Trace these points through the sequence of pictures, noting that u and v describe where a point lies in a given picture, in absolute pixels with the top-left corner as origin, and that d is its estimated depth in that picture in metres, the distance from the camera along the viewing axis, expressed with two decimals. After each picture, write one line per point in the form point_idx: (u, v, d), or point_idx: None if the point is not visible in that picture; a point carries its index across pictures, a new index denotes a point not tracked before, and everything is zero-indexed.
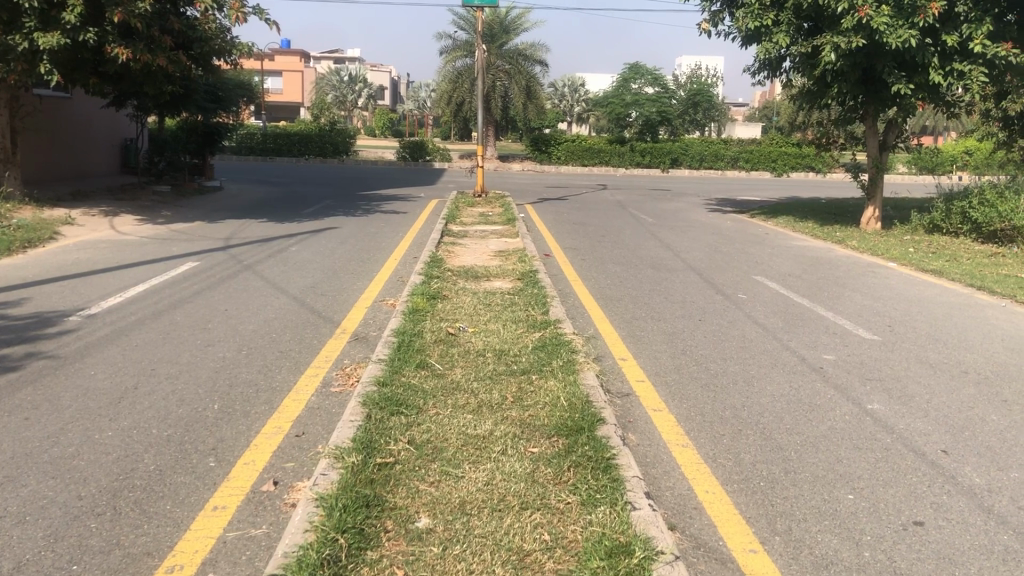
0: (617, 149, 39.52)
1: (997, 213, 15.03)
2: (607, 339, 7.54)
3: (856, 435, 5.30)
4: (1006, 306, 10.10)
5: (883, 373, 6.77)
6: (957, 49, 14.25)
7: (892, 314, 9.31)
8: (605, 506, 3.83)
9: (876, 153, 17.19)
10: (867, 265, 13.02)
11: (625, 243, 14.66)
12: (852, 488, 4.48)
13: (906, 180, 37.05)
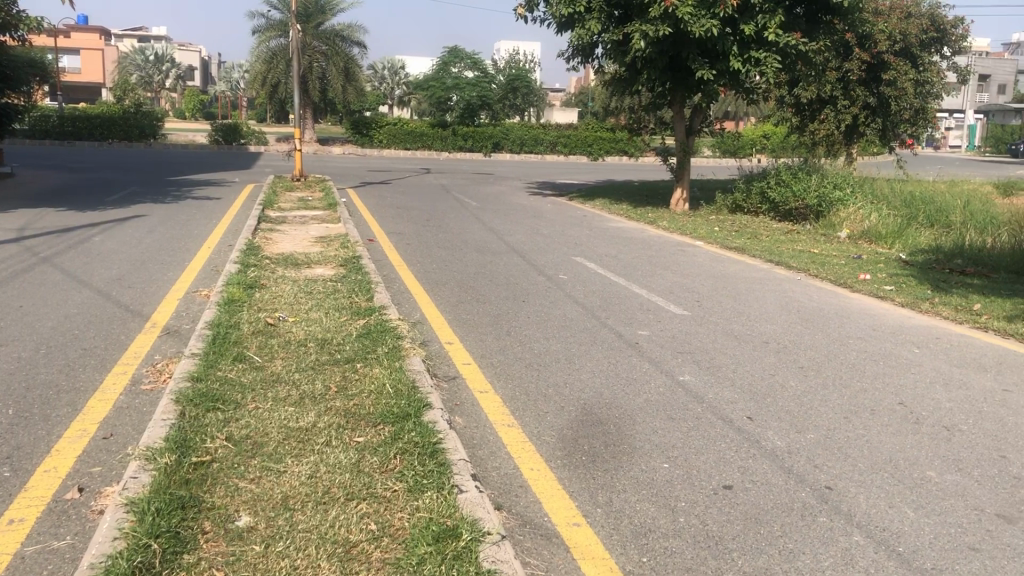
0: (440, 133, 39.58)
1: (792, 193, 16.14)
2: (432, 323, 7.55)
3: (670, 406, 5.57)
4: (802, 280, 10.88)
5: (693, 346, 7.14)
6: (754, 37, 15.10)
7: (700, 290, 9.82)
8: (432, 491, 3.83)
9: (684, 137, 18.05)
10: (677, 244, 13.69)
11: (448, 226, 14.70)
12: (667, 457, 4.69)
13: (711, 163, 39.21)
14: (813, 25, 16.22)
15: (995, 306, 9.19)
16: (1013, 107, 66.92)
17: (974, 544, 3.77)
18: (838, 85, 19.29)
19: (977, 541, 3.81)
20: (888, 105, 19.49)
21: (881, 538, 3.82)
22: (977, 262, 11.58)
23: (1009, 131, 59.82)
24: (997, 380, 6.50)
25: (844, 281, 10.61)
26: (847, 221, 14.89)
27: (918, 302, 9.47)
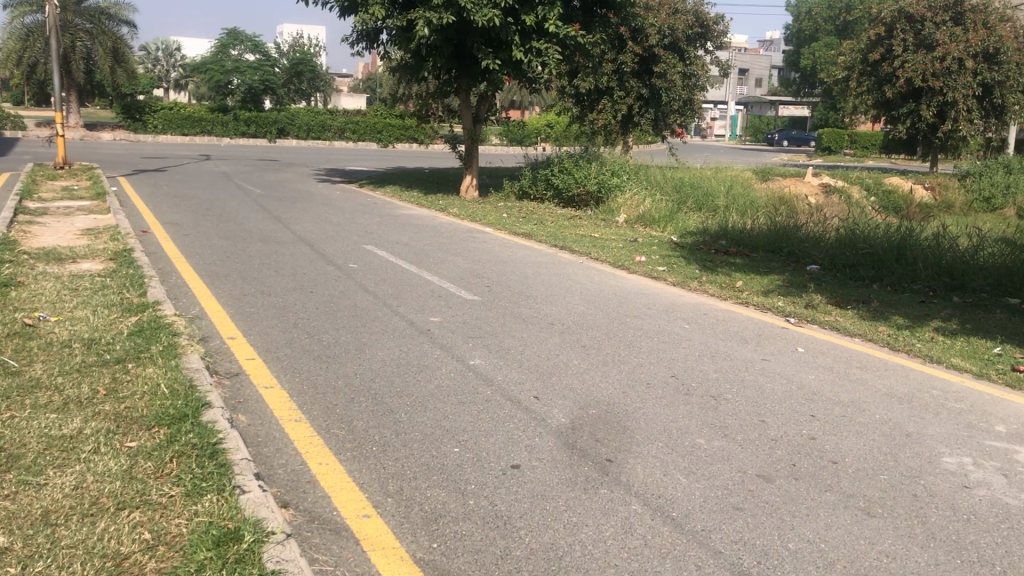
0: (219, 118, 38.10)
1: (574, 180, 16.77)
2: (214, 318, 7.22)
3: (460, 390, 5.64)
4: (585, 263, 11.31)
5: (482, 330, 7.26)
6: (534, 28, 15.54)
7: (489, 275, 9.98)
8: (211, 494, 3.67)
9: (471, 124, 18.26)
10: (467, 230, 13.85)
11: (231, 215, 14.10)
12: (458, 441, 4.74)
13: (498, 151, 39.97)
14: (589, 17, 16.88)
15: (756, 282, 9.98)
16: (769, 99, 72.79)
17: (738, 504, 4.09)
18: (614, 76, 20.27)
19: (741, 500, 4.13)
20: (659, 96, 20.74)
21: (658, 505, 4.05)
22: (739, 242, 12.53)
23: (766, 122, 65.17)
24: (757, 350, 7.07)
25: (623, 263, 11.15)
26: (625, 206, 15.64)
27: (689, 281, 10.11)
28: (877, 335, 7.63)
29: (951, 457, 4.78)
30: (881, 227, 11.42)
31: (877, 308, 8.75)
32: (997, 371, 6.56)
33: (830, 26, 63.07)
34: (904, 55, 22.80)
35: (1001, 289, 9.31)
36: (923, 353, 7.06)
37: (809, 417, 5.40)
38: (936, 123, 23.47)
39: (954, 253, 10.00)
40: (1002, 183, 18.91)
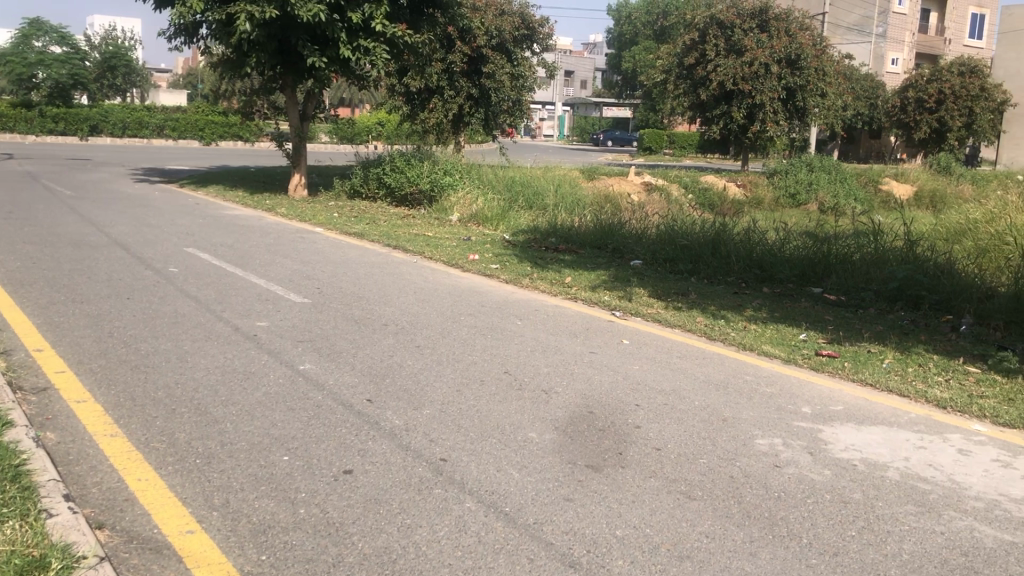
0: (23, 115, 35.40)
1: (407, 178, 16.71)
2: (17, 329, 6.70)
3: (289, 396, 5.49)
4: (417, 262, 11.28)
5: (313, 333, 7.10)
6: (361, 26, 15.34)
7: (319, 277, 9.77)
8: (13, 520, 3.41)
9: (298, 122, 17.82)
10: (296, 231, 13.52)
11: (36, 218, 13.13)
12: (287, 449, 4.62)
13: (327, 150, 39.27)
14: (416, 16, 16.84)
15: (584, 277, 10.28)
16: (594, 100, 75.13)
17: (568, 495, 4.19)
18: (443, 75, 20.29)
19: (571, 491, 4.24)
20: (488, 96, 20.97)
21: (491, 501, 4.09)
22: (568, 239, 12.87)
23: (592, 122, 67.24)
24: (585, 344, 7.27)
25: (456, 262, 11.21)
26: (457, 205, 15.72)
27: (521, 278, 10.29)
28: (696, 326, 8.02)
29: (763, 438, 5.08)
30: (698, 223, 12.00)
31: (696, 300, 9.19)
32: (803, 355, 7.04)
33: (649, 30, 65.84)
34: (716, 59, 24.18)
35: (806, 279, 10.00)
36: (737, 342, 7.48)
37: (634, 407, 5.61)
38: (746, 125, 24.92)
39: (764, 247, 10.65)
40: (805, 181, 20.31)
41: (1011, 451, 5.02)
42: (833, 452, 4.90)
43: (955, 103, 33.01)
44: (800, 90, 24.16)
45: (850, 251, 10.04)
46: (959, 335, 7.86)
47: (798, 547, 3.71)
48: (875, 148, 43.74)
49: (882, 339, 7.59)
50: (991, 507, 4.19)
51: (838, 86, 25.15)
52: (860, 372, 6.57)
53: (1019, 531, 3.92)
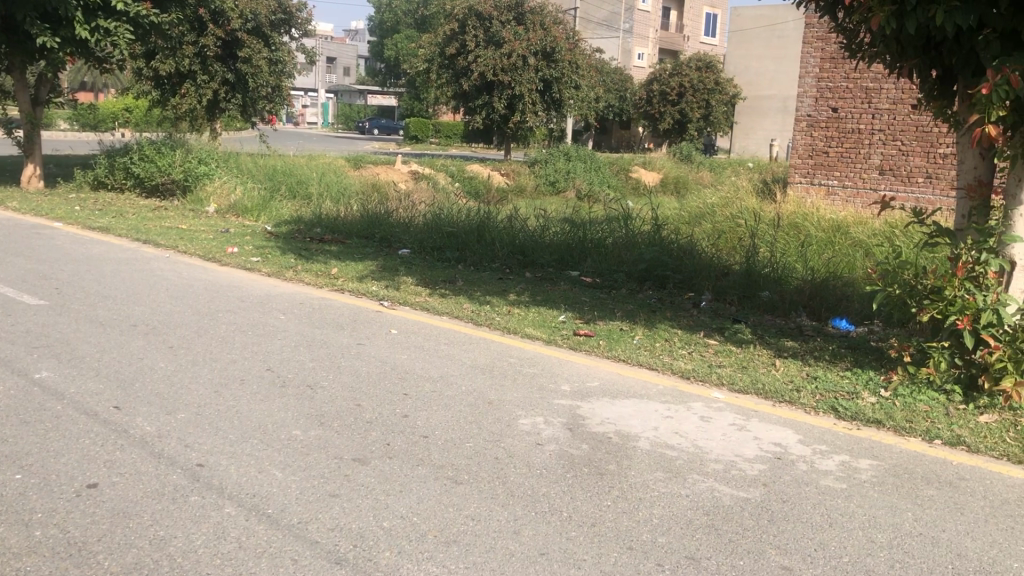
0: None
1: (157, 168, 15.70)
2: None
3: (22, 408, 4.99)
4: (171, 257, 10.63)
5: (51, 338, 6.51)
6: (99, 5, 14.20)
7: (59, 276, 8.97)
8: None
9: (29, 107, 16.22)
10: (30, 227, 12.31)
11: None
12: (21, 467, 4.20)
13: (65, 138, 36.15)
14: None
15: (350, 268, 10.12)
16: (356, 89, 74.21)
17: (334, 490, 4.11)
18: (195, 59, 19.23)
19: (338, 486, 4.16)
20: (246, 81, 20.14)
21: (253, 504, 3.93)
22: (333, 230, 12.63)
23: (356, 110, 66.45)
24: (351, 335, 7.17)
25: (213, 256, 10.66)
26: (214, 195, 15.00)
27: (284, 270, 9.97)
28: (462, 312, 8.14)
29: (525, 419, 5.24)
30: (463, 210, 12.17)
31: (462, 286, 9.32)
32: (562, 336, 7.33)
33: (409, 19, 65.87)
34: (476, 50, 24.56)
35: (564, 263, 10.44)
36: (501, 325, 7.66)
37: (402, 396, 5.61)
38: (506, 115, 25.54)
39: (526, 233, 10.99)
40: (563, 169, 21.09)
41: (745, 414, 5.49)
42: (590, 427, 5.14)
43: (695, 95, 35.58)
44: (556, 82, 25.13)
45: (604, 236, 10.52)
46: (699, 310, 8.50)
47: (559, 522, 3.86)
48: (626, 138, 46.31)
49: (633, 317, 8.06)
50: (728, 468, 4.56)
51: (590, 79, 26.36)
52: (614, 349, 6.94)
53: (753, 487, 4.29)
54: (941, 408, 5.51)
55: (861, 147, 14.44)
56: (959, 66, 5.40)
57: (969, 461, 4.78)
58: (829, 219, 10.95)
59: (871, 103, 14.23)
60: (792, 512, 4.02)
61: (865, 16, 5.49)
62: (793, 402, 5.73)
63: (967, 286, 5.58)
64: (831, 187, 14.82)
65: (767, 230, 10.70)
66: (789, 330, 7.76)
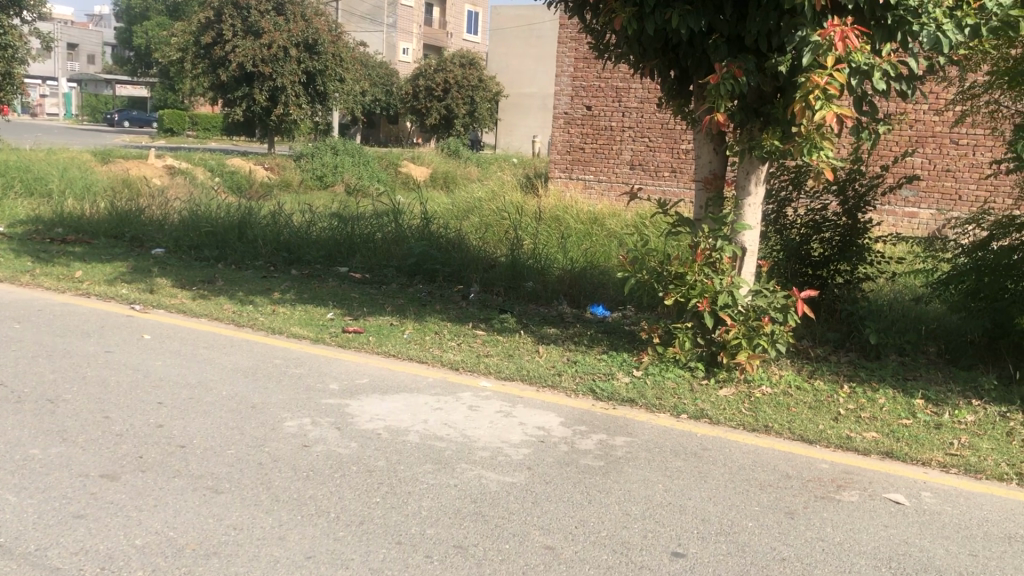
0: None
1: None
2: None
3: None
4: None
5: None
6: None
7: None
8: None
9: None
10: None
11: None
12: None
13: None
14: None
15: (97, 271, 9.38)
16: (103, 78, 69.16)
17: (78, 511, 3.80)
18: None
19: (82, 507, 3.85)
20: None
21: None
22: (77, 230, 11.69)
23: (102, 101, 61.86)
24: (98, 343, 6.65)
25: None
26: None
27: (19, 275, 9.09)
28: (223, 313, 7.79)
29: (292, 421, 5.10)
30: (222, 206, 11.62)
31: (223, 286, 8.92)
32: (331, 334, 7.19)
33: (160, 5, 62.15)
34: (233, 40, 23.50)
35: (332, 259, 10.27)
36: (266, 325, 7.40)
37: (156, 405, 5.28)
38: (269, 108, 24.65)
39: (290, 229, 10.69)
40: (330, 164, 20.72)
41: (510, 401, 5.64)
42: (358, 425, 5.08)
43: (460, 92, 36.68)
44: (320, 75, 24.80)
45: (372, 231, 10.43)
46: (467, 302, 8.64)
47: (326, 523, 3.78)
48: (394, 133, 46.19)
49: (402, 312, 8.05)
50: (496, 454, 4.67)
51: (355, 72, 26.08)
52: (383, 344, 6.90)
53: (517, 472, 4.42)
54: (687, 385, 5.97)
55: (613, 143, 15.26)
56: (694, 68, 5.80)
57: (712, 431, 5.19)
58: (587, 212, 11.48)
59: (621, 102, 15.08)
60: (554, 492, 4.17)
61: (611, 16, 5.78)
62: (555, 386, 5.96)
63: (706, 271, 6.03)
64: (588, 181, 15.55)
65: (530, 223, 11.05)
66: (552, 317, 8.08)
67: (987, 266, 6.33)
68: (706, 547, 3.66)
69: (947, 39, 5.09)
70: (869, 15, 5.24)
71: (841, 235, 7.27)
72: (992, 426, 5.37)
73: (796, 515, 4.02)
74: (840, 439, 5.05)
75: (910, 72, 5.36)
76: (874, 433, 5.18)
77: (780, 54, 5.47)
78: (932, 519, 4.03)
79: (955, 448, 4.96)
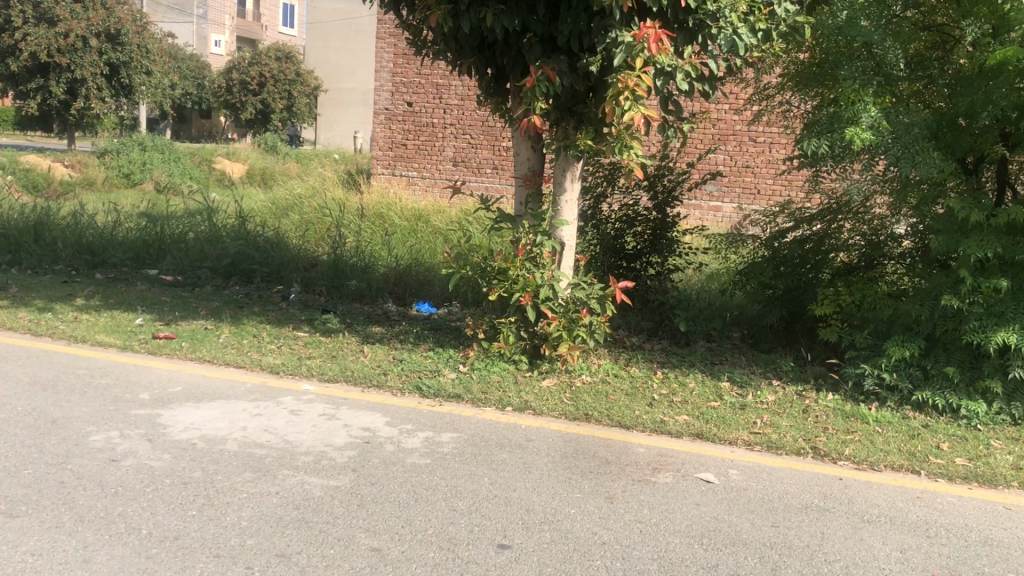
0: None
1: None
2: None
3: None
4: None
5: None
6: None
7: None
8: None
9: None
10: None
11: None
12: None
13: None
14: None
15: None
16: None
17: None
18: None
19: None
20: None
21: None
22: None
23: None
24: None
25: None
26: None
27: None
28: (17, 322, 7.20)
29: (97, 435, 4.78)
30: (14, 206, 10.75)
31: (18, 293, 8.25)
32: (139, 341, 6.80)
33: None
34: (23, 27, 21.64)
35: (140, 261, 9.72)
36: (66, 334, 6.91)
37: None
38: (67, 101, 22.96)
39: (93, 231, 10.03)
40: (138, 161, 19.55)
41: (334, 403, 5.53)
42: (172, 435, 4.83)
43: (275, 86, 35.75)
44: (124, 67, 23.40)
45: (184, 231, 9.97)
46: (288, 303, 8.41)
47: (137, 541, 3.58)
48: (207, 129, 44.39)
49: (219, 315, 7.74)
50: (319, 458, 4.57)
51: (162, 64, 24.79)
52: (198, 350, 6.60)
53: (342, 475, 4.34)
54: (511, 377, 6.07)
55: (435, 139, 15.28)
56: (509, 66, 5.89)
57: (535, 422, 5.30)
58: (411, 208, 11.43)
59: (442, 98, 15.13)
60: (380, 493, 4.14)
61: (427, 14, 5.78)
62: (380, 386, 5.90)
63: (527, 266, 6.13)
64: (411, 177, 15.50)
65: (353, 220, 10.90)
66: (376, 316, 8.00)
67: (783, 260, 6.87)
68: (531, 537, 3.73)
69: (743, 41, 5.41)
70: (672, 18, 5.50)
71: (653, 228, 7.58)
72: (791, 404, 5.78)
73: (615, 500, 4.16)
74: (655, 423, 5.28)
75: (711, 74, 5.67)
76: (687, 416, 5.45)
77: (591, 54, 5.64)
78: (739, 494, 4.30)
79: (758, 426, 5.30)
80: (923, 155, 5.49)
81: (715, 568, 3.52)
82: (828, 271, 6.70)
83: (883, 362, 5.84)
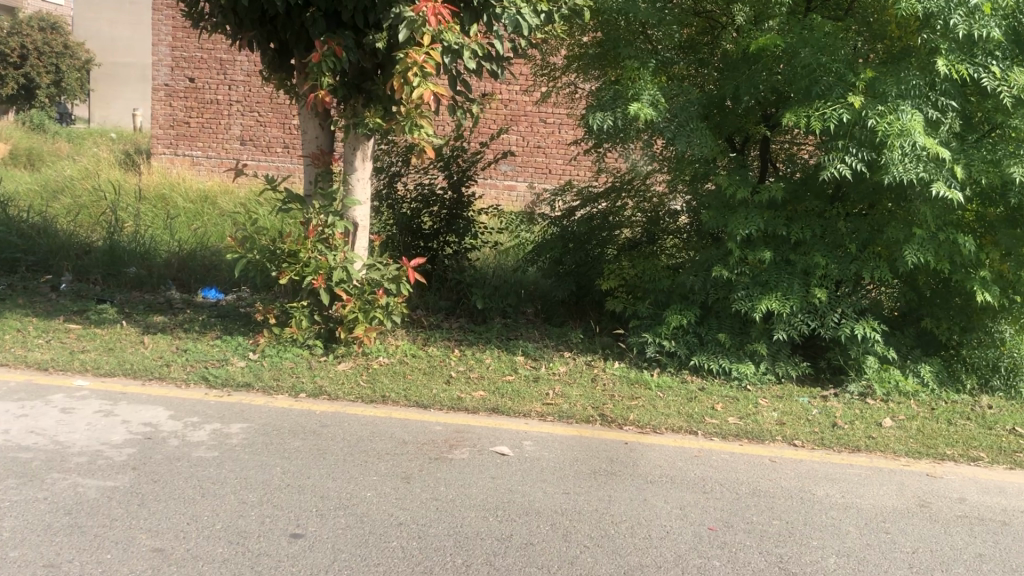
0: None
1: None
2: None
3: None
4: None
5: None
6: None
7: None
8: None
9: None
10: None
11: None
12: None
13: None
14: None
15: None
16: None
17: None
18: None
19: None
20: None
21: None
22: None
23: None
24: None
25: None
26: None
27: None
28: None
29: None
30: None
31: None
32: None
33: None
34: None
35: None
36: None
37: None
38: None
39: None
40: None
41: (111, 399, 5.18)
42: None
43: (41, 58, 30.10)
44: None
45: None
46: (58, 294, 7.76)
47: None
48: None
49: None
50: (94, 458, 4.26)
51: None
52: None
53: (120, 475, 4.07)
54: (305, 363, 5.92)
55: (221, 117, 14.61)
56: (292, 41, 5.69)
57: (331, 408, 5.20)
58: (196, 189, 10.87)
59: (226, 74, 14.46)
60: (163, 490, 3.92)
61: None
62: (163, 378, 5.58)
63: (319, 248, 5.97)
64: (195, 157, 14.73)
65: (130, 203, 10.21)
66: (158, 304, 7.56)
67: (571, 236, 7.12)
68: (325, 524, 3.65)
69: (525, 22, 5.51)
70: None
71: (447, 209, 7.61)
72: (580, 374, 6.01)
73: (411, 479, 4.16)
74: (451, 400, 5.32)
75: (497, 53, 5.73)
76: (483, 391, 5.54)
77: (377, 31, 5.55)
78: (531, 464, 4.41)
79: (550, 398, 5.46)
80: (696, 134, 5.81)
81: (509, 539, 3.59)
82: (613, 247, 7.01)
83: (664, 330, 6.18)
